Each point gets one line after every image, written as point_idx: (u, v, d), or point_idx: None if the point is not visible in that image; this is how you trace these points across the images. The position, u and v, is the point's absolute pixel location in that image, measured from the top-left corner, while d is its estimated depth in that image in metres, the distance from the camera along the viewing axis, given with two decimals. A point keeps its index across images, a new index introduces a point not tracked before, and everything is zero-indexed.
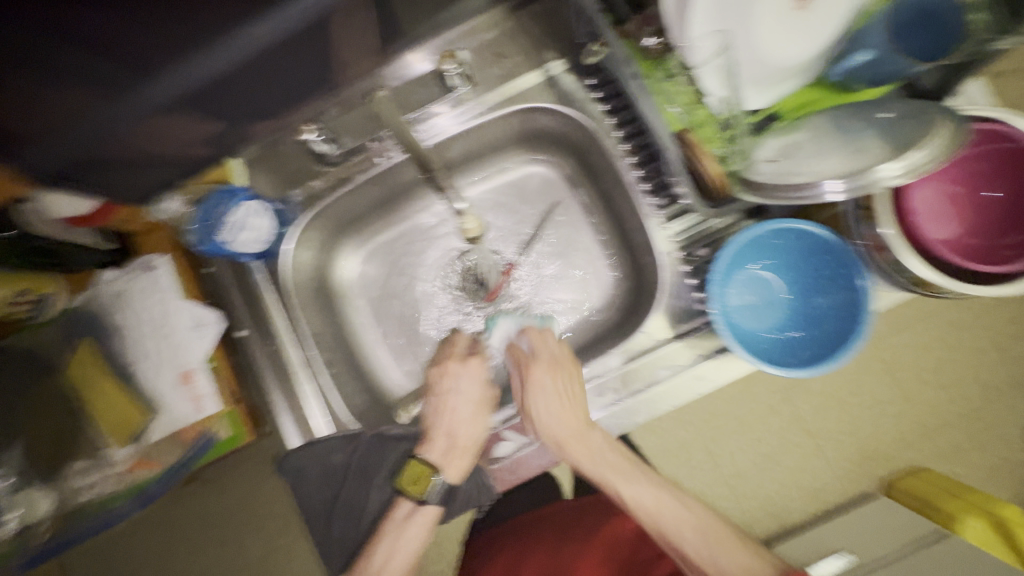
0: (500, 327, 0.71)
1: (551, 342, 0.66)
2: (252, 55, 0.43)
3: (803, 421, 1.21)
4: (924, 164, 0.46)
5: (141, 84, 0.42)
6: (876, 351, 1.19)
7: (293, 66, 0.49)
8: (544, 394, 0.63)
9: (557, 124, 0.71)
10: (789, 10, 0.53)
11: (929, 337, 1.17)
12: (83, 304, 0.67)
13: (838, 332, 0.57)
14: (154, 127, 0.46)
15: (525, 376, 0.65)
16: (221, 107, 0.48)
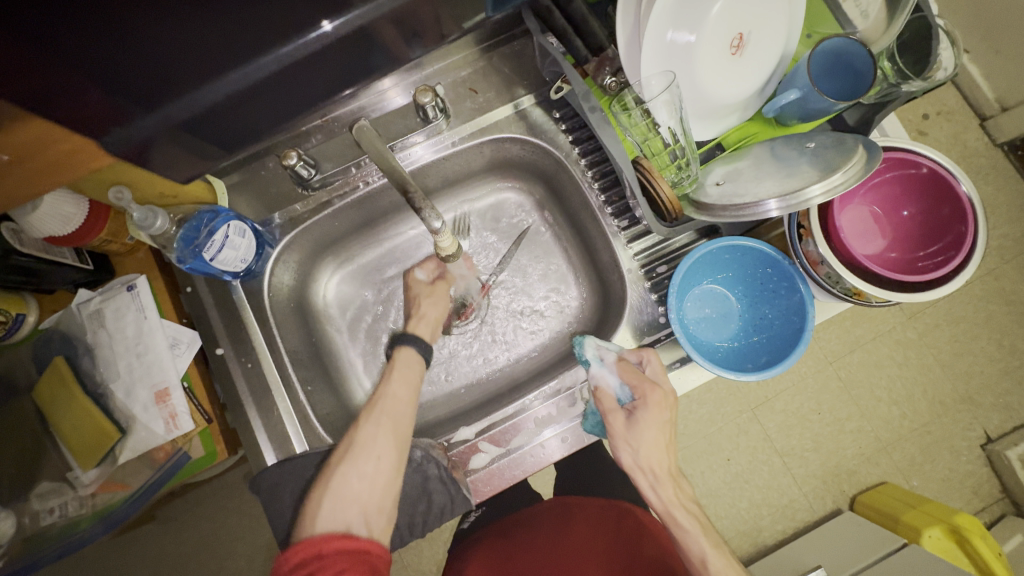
0: (593, 345, 0.67)
1: (663, 375, 0.64)
2: (289, 62, 0.42)
3: (769, 438, 1.27)
4: (842, 185, 0.53)
5: (176, 86, 0.40)
6: (834, 370, 1.27)
7: (316, 62, 0.44)
8: (650, 422, 0.63)
9: (527, 153, 0.77)
10: (726, 55, 0.60)
11: (879, 356, 1.26)
12: (57, 325, 0.67)
13: (786, 339, 0.62)
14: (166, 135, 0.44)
15: (635, 403, 0.64)
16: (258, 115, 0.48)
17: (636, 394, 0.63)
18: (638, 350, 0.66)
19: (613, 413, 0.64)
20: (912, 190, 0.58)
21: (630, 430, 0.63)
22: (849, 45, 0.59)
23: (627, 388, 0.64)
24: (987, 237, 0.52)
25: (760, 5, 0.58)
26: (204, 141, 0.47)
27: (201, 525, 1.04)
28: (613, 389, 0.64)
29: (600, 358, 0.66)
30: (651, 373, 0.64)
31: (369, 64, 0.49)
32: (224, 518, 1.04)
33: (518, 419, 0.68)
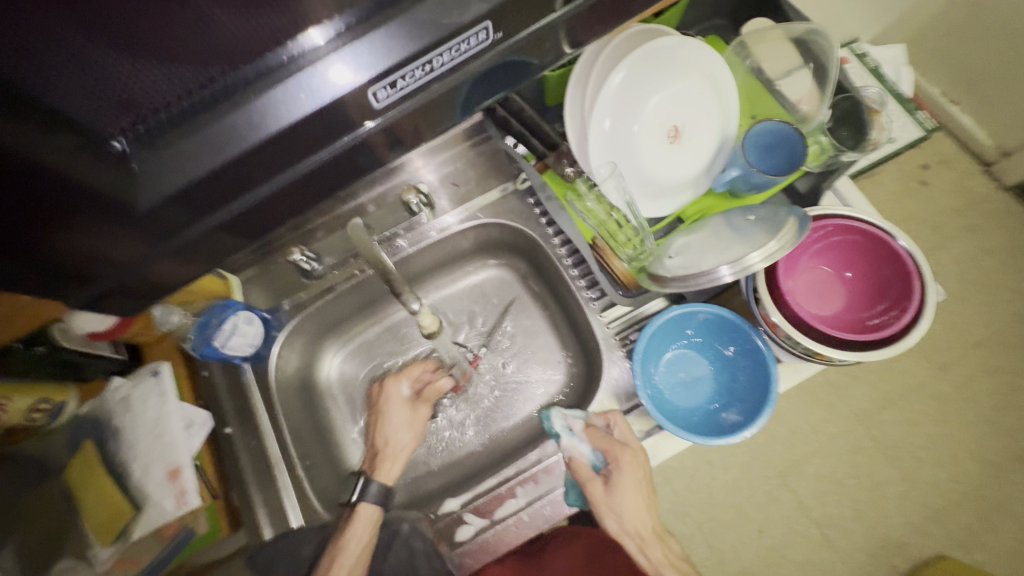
0: (559, 416, 0.69)
1: (630, 432, 0.66)
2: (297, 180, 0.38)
3: (803, 507, 1.30)
4: (779, 250, 0.57)
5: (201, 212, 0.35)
6: (867, 430, 1.34)
7: (332, 174, 0.40)
8: (628, 484, 0.64)
9: (506, 235, 0.85)
10: (665, 145, 0.68)
11: (916, 413, 1.35)
12: (91, 411, 0.75)
13: (753, 401, 0.63)
14: (164, 272, 0.38)
15: (610, 469, 0.65)
16: (209, 193, 0.35)
17: (608, 458, 0.66)
18: (605, 413, 0.68)
19: (592, 482, 0.65)
20: (855, 252, 0.61)
21: (610, 497, 0.64)
22: (777, 127, 0.66)
23: (599, 453, 0.67)
24: (933, 295, 0.55)
25: (688, 102, 0.68)
26: (229, 242, 0.40)
27: None
28: (586, 455, 0.67)
29: (569, 427, 0.69)
30: (619, 435, 0.67)
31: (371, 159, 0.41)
32: None
33: (501, 490, 0.70)
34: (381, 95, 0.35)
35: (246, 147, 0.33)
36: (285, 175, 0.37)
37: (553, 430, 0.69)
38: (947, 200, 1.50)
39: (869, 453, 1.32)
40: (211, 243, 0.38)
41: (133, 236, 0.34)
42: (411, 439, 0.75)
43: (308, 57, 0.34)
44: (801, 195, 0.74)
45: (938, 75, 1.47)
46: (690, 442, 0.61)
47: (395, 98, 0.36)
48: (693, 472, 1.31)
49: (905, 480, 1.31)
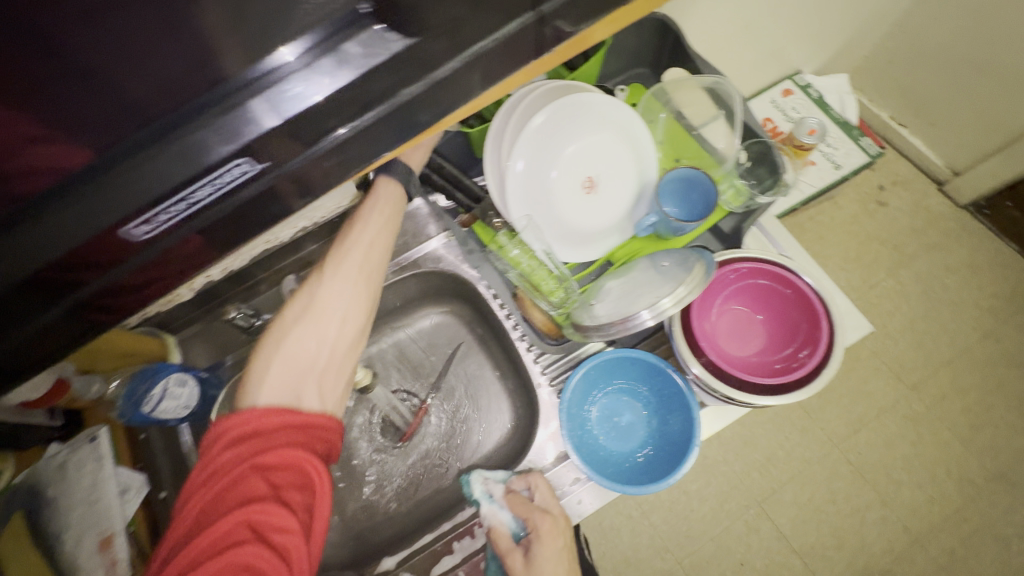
0: (480, 480, 0.68)
1: (550, 497, 0.66)
2: (231, 202, 0.34)
3: (784, 537, 1.27)
4: (689, 294, 0.58)
5: (148, 233, 0.33)
6: (842, 453, 1.33)
7: (258, 209, 0.36)
8: (547, 553, 0.61)
9: (446, 282, 0.86)
10: (585, 193, 0.70)
11: (890, 434, 1.34)
12: (27, 479, 0.75)
13: (678, 447, 0.63)
14: (82, 305, 0.35)
15: (529, 538, 0.63)
16: (238, 225, 0.36)
17: (527, 526, 0.64)
18: (526, 476, 0.68)
19: (510, 553, 0.63)
20: (767, 295, 0.63)
21: (531, 570, 0.61)
22: (688, 172, 0.69)
23: (519, 520, 0.65)
24: (841, 336, 0.56)
25: (604, 151, 0.70)
26: (177, 271, 0.37)
27: None
28: (505, 523, 0.65)
29: (489, 493, 0.67)
30: (539, 500, 0.66)
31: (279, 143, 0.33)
32: None
33: (437, 546, 0.69)
34: (239, 170, 0.33)
35: (189, 169, 0.31)
36: (226, 197, 0.34)
37: (473, 496, 0.67)
38: (906, 220, 1.53)
39: (847, 478, 1.31)
40: (140, 271, 0.35)
41: (58, 339, 0.36)
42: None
43: (275, 78, 0.31)
44: (727, 235, 0.75)
45: (887, 98, 1.50)
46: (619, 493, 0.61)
47: (221, 191, 0.33)
48: (669, 505, 1.29)
49: (883, 503, 1.29)
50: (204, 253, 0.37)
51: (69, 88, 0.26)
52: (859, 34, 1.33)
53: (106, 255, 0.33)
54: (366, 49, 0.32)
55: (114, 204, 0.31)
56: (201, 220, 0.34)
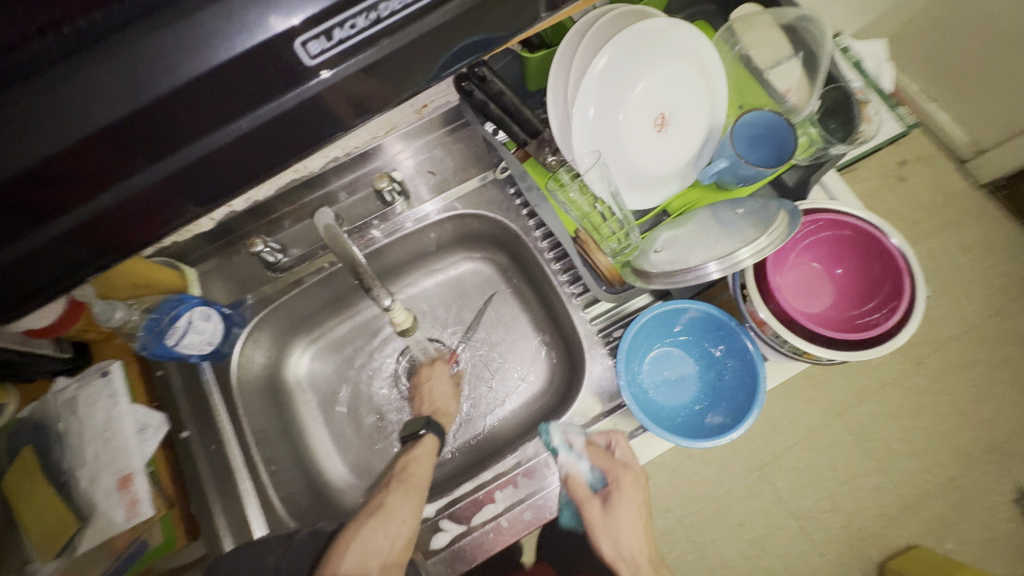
0: (559, 432, 0.66)
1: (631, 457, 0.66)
2: (262, 116, 0.30)
3: (781, 500, 1.22)
4: (770, 247, 0.55)
5: (155, 140, 0.28)
6: (843, 423, 1.23)
7: (286, 130, 0.32)
8: (626, 506, 0.66)
9: (486, 227, 0.81)
10: (654, 132, 0.65)
11: (891, 405, 1.24)
12: (33, 414, 0.69)
13: (739, 400, 0.62)
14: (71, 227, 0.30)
15: (609, 491, 0.66)
16: (271, 141, 0.32)
17: (609, 479, 0.65)
18: (607, 433, 0.66)
19: (589, 502, 0.66)
20: (844, 248, 0.60)
21: (607, 519, 0.66)
22: (766, 117, 0.64)
23: (600, 473, 0.66)
24: (924, 293, 0.53)
25: (679, 87, 0.64)
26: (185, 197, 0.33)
27: None
28: (586, 476, 0.65)
29: (569, 443, 0.66)
30: (621, 457, 0.66)
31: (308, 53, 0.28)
32: None
33: (479, 495, 0.67)
34: (312, 48, 0.28)
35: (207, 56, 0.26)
36: (256, 110, 0.30)
37: (553, 446, 0.65)
38: (927, 195, 1.36)
39: (847, 446, 1.23)
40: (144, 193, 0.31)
41: (50, 263, 0.32)
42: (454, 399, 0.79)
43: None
44: (789, 188, 0.71)
45: (912, 73, 1.38)
46: (674, 444, 0.59)
47: (332, 52, 0.29)
48: None
49: (880, 471, 1.21)
50: (223, 175, 0.33)
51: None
52: (894, 10, 1.22)
53: (107, 164, 0.28)
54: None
55: (117, 86, 0.26)
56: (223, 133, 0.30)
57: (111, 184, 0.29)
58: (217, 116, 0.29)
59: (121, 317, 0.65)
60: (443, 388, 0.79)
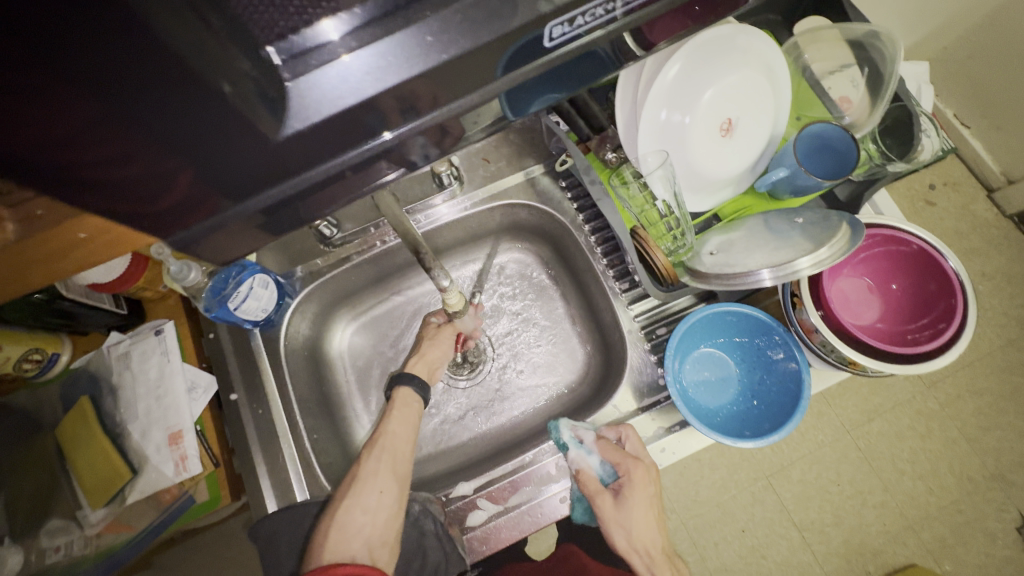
0: (569, 428, 0.69)
1: (641, 449, 0.67)
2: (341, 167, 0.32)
3: (786, 510, 1.20)
4: (831, 258, 0.55)
5: (260, 171, 0.29)
6: (853, 440, 1.20)
7: (354, 178, 0.33)
8: (636, 498, 0.66)
9: (534, 218, 0.82)
10: (718, 137, 0.66)
11: (901, 426, 1.20)
12: (87, 365, 0.71)
13: (781, 405, 0.63)
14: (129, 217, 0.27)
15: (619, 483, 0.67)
16: (333, 186, 0.33)
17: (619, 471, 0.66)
18: (617, 427, 0.68)
19: (601, 495, 0.66)
20: (899, 264, 0.61)
21: (619, 511, 0.67)
22: (832, 131, 0.64)
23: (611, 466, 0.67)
24: (976, 314, 0.54)
25: (746, 96, 0.65)
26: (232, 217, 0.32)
27: None
28: (598, 466, 0.67)
29: (579, 439, 0.69)
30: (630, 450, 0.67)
31: (377, 118, 0.30)
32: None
33: (516, 477, 0.69)
34: (554, 33, 0.30)
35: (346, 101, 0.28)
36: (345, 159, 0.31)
37: (563, 440, 0.68)
38: (952, 223, 1.29)
39: (855, 463, 1.19)
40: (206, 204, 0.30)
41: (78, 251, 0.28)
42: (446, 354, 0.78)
43: (317, 54, 0.28)
44: (840, 201, 0.71)
45: (943, 85, 1.27)
46: (714, 441, 0.61)
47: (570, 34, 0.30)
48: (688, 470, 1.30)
49: (886, 491, 1.18)
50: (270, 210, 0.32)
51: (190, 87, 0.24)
52: (950, 21, 1.11)
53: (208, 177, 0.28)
54: (428, 33, 0.28)
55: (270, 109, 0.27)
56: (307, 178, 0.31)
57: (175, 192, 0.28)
58: (311, 157, 0.30)
59: (195, 278, 0.68)
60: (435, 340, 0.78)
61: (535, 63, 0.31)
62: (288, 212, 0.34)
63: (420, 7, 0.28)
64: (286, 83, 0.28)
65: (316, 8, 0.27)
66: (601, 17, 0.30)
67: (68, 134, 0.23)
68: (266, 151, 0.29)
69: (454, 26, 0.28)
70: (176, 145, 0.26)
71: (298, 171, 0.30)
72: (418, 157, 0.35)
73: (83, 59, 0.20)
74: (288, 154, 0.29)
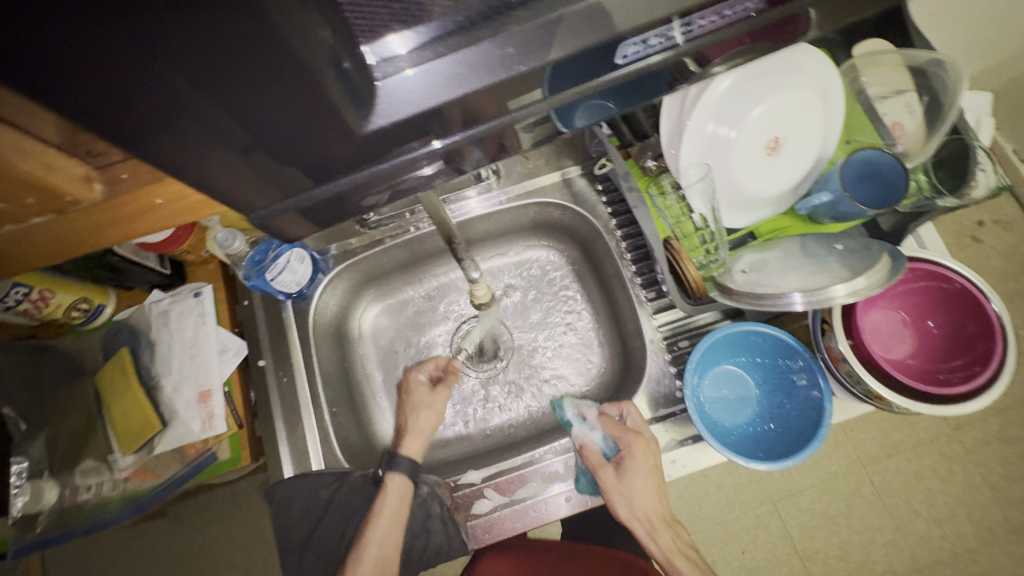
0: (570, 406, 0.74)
1: (643, 425, 0.67)
2: (396, 165, 0.34)
3: (789, 537, 1.18)
4: (868, 289, 0.54)
5: (327, 153, 0.31)
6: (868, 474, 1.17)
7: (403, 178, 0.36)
8: (636, 475, 0.65)
9: (567, 218, 0.82)
10: (765, 154, 0.65)
11: (920, 466, 1.16)
12: (129, 319, 0.75)
13: (799, 431, 0.63)
14: (188, 158, 0.28)
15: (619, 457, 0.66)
16: (381, 184, 0.36)
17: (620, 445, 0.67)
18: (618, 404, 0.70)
19: (602, 468, 0.66)
20: (938, 301, 0.60)
21: (622, 483, 0.65)
22: (882, 158, 0.62)
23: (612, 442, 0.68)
24: (1015, 360, 0.53)
25: (797, 115, 0.64)
26: (271, 186, 0.33)
27: (177, 540, 1.00)
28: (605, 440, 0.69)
29: (581, 415, 0.73)
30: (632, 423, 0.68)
31: (447, 122, 0.32)
32: (200, 530, 0.99)
33: (524, 471, 0.70)
34: (630, 51, 0.32)
35: (429, 103, 0.30)
36: (404, 157, 0.34)
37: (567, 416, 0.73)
38: (999, 263, 1.24)
39: (865, 498, 1.16)
40: (264, 170, 0.31)
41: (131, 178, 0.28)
42: (434, 419, 0.75)
43: (400, 62, 0.31)
44: (882, 231, 0.70)
45: (1005, 118, 1.22)
46: (727, 459, 0.61)
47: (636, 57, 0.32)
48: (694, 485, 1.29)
49: (896, 529, 1.15)
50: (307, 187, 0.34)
51: (290, 84, 0.26)
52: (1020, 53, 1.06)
53: (275, 146, 0.30)
54: (510, 46, 0.30)
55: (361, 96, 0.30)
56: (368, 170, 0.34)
57: (241, 152, 0.29)
58: (374, 149, 0.32)
59: (239, 246, 0.72)
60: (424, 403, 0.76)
61: (588, 84, 0.33)
62: (351, 199, 0.36)
63: (502, 21, 0.31)
64: (376, 81, 0.30)
65: (386, 25, 0.30)
66: (668, 42, 0.32)
67: (176, 91, 0.24)
68: (341, 136, 0.30)
69: (524, 47, 0.30)
70: (264, 117, 0.27)
71: (363, 163, 0.33)
72: (469, 162, 0.39)
73: (218, 20, 0.22)
74: (361, 145, 0.32)
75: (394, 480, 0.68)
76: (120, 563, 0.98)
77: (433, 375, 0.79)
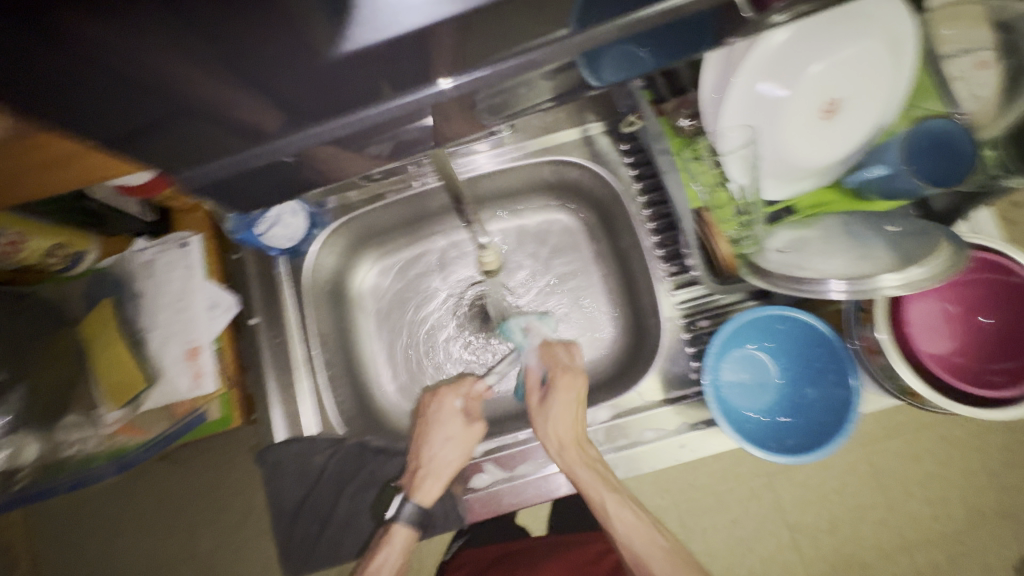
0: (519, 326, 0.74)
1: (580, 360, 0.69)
2: (376, 122, 0.32)
3: (781, 510, 0.98)
4: (923, 280, 0.48)
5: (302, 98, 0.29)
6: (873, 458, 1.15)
7: (381, 133, 0.33)
8: (559, 402, 0.64)
9: (586, 180, 0.75)
10: (816, 118, 0.57)
11: (919, 448, 0.95)
12: (112, 267, 0.70)
13: (822, 425, 0.59)
14: (147, 85, 0.26)
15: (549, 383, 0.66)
16: (358, 142, 0.33)
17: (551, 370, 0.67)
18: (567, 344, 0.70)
19: (534, 390, 0.67)
20: (1001, 296, 0.55)
21: (543, 407, 0.65)
22: (951, 129, 0.57)
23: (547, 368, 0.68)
24: None
25: (861, 74, 0.55)
26: (224, 129, 0.30)
27: (168, 488, 0.99)
28: (541, 367, 0.70)
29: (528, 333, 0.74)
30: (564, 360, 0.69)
31: (435, 54, 0.29)
32: (195, 478, 0.99)
33: (526, 446, 0.67)
34: None
35: (409, 29, 0.27)
36: (381, 109, 0.31)
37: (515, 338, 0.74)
38: None
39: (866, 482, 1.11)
40: (224, 108, 0.29)
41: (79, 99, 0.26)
42: (457, 458, 0.65)
43: None
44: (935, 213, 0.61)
45: None
46: (743, 448, 0.57)
47: None
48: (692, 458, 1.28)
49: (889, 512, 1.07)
50: (262, 137, 0.31)
51: (257, 15, 0.25)
52: None
53: (244, 81, 0.28)
54: None
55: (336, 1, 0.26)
56: (343, 126, 0.31)
57: (208, 85, 0.27)
58: (350, 98, 0.30)
59: None
60: (445, 436, 0.66)
61: (620, 22, 0.29)
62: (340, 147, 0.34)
63: None
64: None
65: None
66: None
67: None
68: (319, 71, 0.28)
69: None
70: (236, 44, 0.26)
71: (339, 114, 0.30)
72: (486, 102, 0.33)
73: None
74: (340, 89, 0.30)
75: (397, 527, 0.63)
76: (115, 505, 0.99)
77: (465, 406, 0.69)
